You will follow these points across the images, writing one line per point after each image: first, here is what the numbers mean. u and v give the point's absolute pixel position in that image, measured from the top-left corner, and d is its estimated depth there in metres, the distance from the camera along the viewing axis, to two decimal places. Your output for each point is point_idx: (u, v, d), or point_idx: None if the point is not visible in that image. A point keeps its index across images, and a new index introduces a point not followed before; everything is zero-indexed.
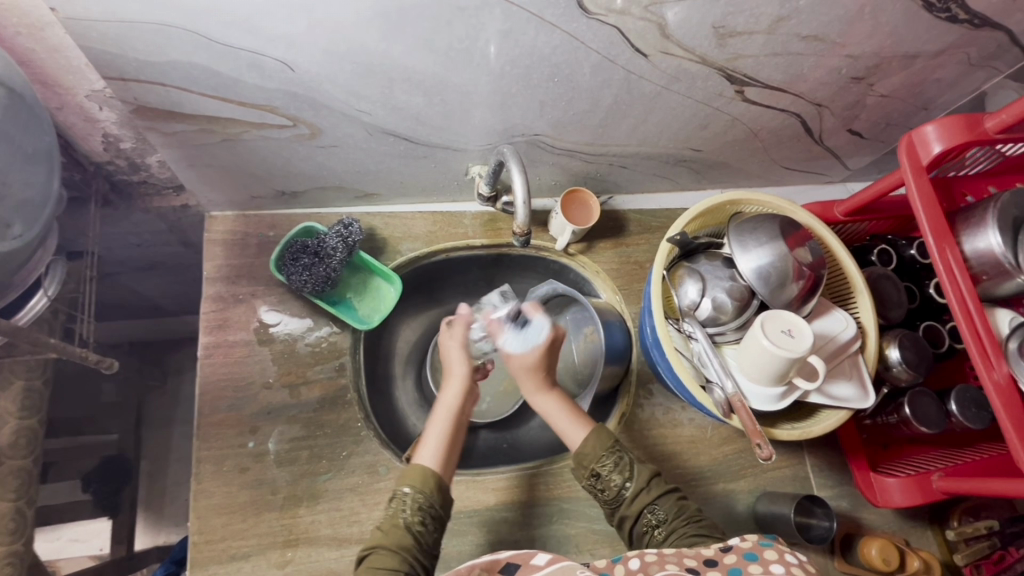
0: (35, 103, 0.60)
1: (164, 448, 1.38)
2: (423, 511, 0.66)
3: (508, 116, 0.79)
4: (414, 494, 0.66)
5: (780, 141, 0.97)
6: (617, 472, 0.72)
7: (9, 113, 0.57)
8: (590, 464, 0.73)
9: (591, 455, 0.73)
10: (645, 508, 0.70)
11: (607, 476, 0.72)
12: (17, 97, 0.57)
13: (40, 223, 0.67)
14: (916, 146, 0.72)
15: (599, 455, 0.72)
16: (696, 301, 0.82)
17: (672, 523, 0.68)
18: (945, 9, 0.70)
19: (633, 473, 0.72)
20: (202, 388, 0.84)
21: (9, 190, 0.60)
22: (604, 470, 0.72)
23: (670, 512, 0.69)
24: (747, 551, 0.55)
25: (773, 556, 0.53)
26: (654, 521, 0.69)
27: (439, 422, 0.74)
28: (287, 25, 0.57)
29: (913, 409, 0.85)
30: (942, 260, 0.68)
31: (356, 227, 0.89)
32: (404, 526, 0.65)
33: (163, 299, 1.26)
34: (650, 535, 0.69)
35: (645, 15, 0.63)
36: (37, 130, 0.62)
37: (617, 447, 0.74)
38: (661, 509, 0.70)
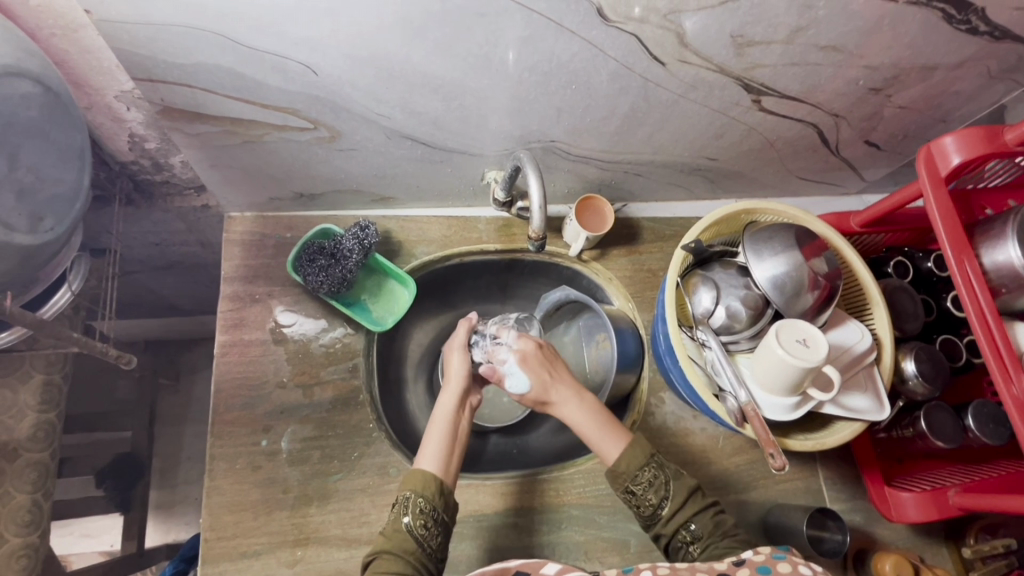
0: (70, 102, 0.62)
1: (176, 447, 1.39)
2: (425, 514, 0.66)
3: (525, 122, 0.80)
4: (417, 497, 0.67)
5: (796, 152, 0.97)
6: (652, 491, 0.70)
7: (44, 111, 0.58)
8: (624, 483, 0.71)
9: (624, 474, 0.71)
10: (681, 525, 0.69)
11: (642, 495, 0.70)
12: (53, 96, 0.59)
13: (70, 219, 0.68)
14: (934, 157, 0.72)
15: (633, 475, 0.71)
16: (710, 309, 0.81)
17: (710, 540, 0.68)
18: (965, 21, 0.70)
19: (669, 491, 0.70)
20: (217, 386, 0.85)
21: (41, 185, 0.61)
22: (638, 490, 0.71)
23: (707, 527, 0.69)
24: (761, 565, 0.55)
25: (787, 569, 0.54)
26: (691, 538, 0.69)
27: (437, 431, 0.73)
28: (310, 28, 0.58)
29: (928, 422, 0.84)
30: (960, 272, 0.68)
31: (372, 230, 0.89)
32: (406, 530, 0.65)
33: (178, 299, 1.27)
34: (686, 549, 0.69)
35: (663, 23, 0.64)
36: (71, 130, 0.63)
37: (651, 465, 0.71)
38: (699, 525, 0.69)
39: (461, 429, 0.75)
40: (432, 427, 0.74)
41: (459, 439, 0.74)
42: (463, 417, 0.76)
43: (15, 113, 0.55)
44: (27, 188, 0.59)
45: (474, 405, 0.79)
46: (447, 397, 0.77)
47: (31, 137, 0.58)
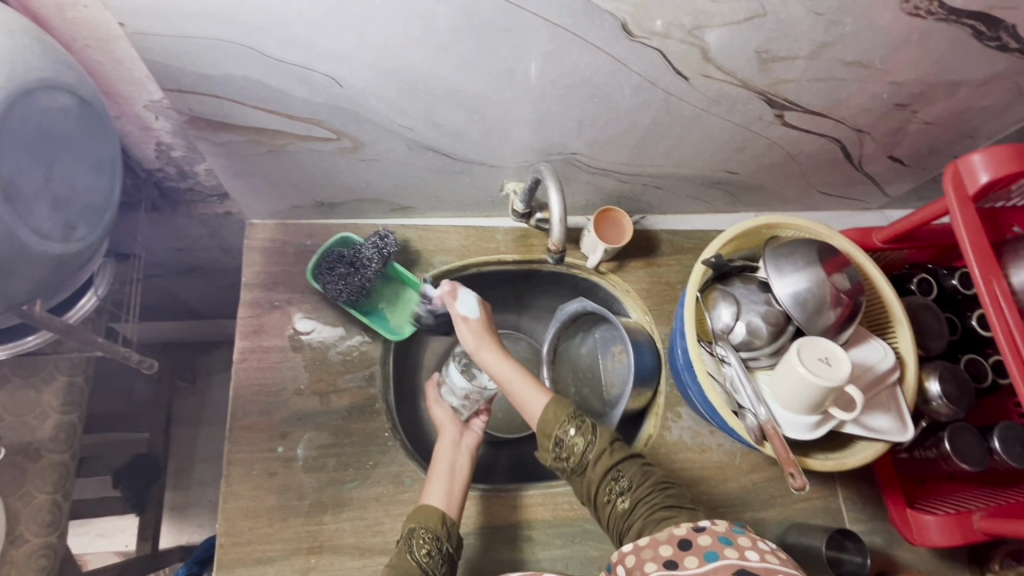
0: (105, 114, 0.63)
1: (191, 448, 1.40)
2: (431, 542, 0.68)
3: (546, 134, 0.80)
4: (422, 529, 0.69)
5: (818, 166, 0.96)
6: (580, 435, 0.72)
7: (80, 123, 0.60)
8: (553, 432, 0.72)
9: (551, 421, 0.73)
10: (610, 474, 0.70)
11: (570, 443, 0.71)
12: (88, 109, 0.60)
13: (103, 227, 0.70)
14: (961, 175, 0.71)
15: (560, 421, 0.72)
16: (730, 324, 0.80)
17: (639, 491, 0.69)
18: (996, 37, 0.69)
19: (596, 436, 0.72)
20: (236, 392, 0.85)
21: (76, 195, 0.62)
22: (567, 437, 0.72)
23: (634, 479, 0.70)
24: (722, 534, 0.55)
25: (747, 542, 0.54)
26: (619, 488, 0.69)
27: (439, 470, 0.77)
28: (338, 42, 0.59)
29: (953, 444, 0.82)
30: (988, 292, 0.67)
31: (392, 239, 0.90)
32: (411, 558, 0.66)
33: (197, 302, 1.28)
34: (614, 502, 0.69)
35: (687, 38, 0.63)
36: (105, 141, 0.64)
37: (578, 413, 0.73)
38: (627, 476, 0.70)
39: (460, 464, 0.79)
40: (433, 467, 0.78)
41: (460, 474, 0.77)
42: (462, 455, 0.80)
43: (51, 126, 0.57)
44: (62, 199, 0.61)
45: (473, 443, 0.83)
46: (445, 441, 0.82)
47: (67, 149, 0.59)
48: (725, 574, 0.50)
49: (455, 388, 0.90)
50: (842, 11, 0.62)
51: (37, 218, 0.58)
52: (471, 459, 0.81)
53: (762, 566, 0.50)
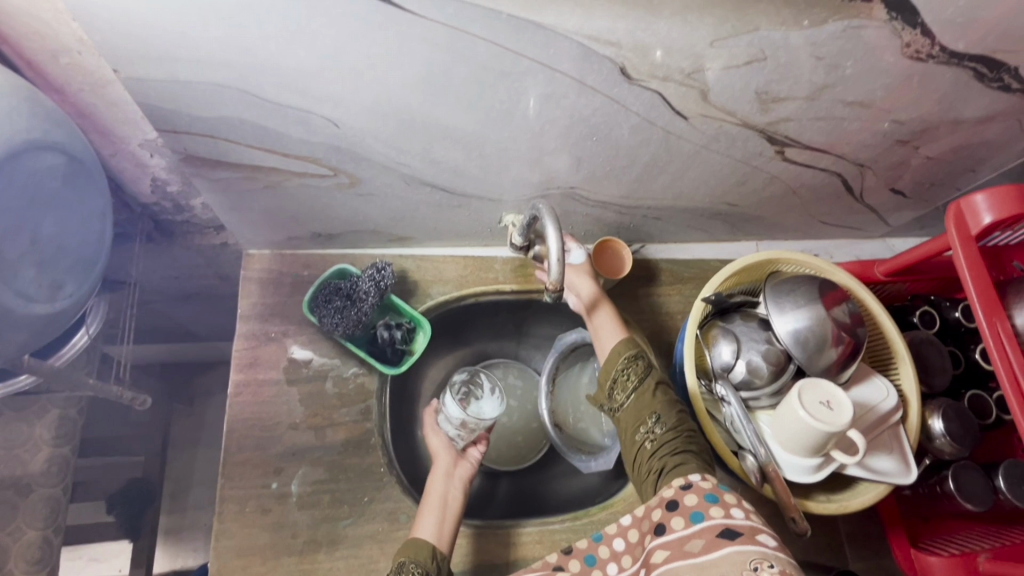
0: (95, 167, 0.63)
1: (187, 472, 1.38)
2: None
3: (544, 170, 0.79)
4: (410, 563, 0.69)
5: (819, 198, 0.95)
6: (633, 375, 0.77)
7: (67, 179, 0.59)
8: (612, 367, 0.78)
9: (614, 357, 0.79)
10: (648, 413, 0.74)
11: (624, 381, 0.77)
12: (77, 164, 0.60)
13: (91, 282, 0.69)
14: (964, 215, 0.71)
15: (620, 360, 0.78)
16: (730, 362, 0.79)
17: (668, 434, 0.71)
18: (998, 79, 0.68)
19: (647, 378, 0.77)
20: (229, 427, 0.84)
21: (65, 249, 0.63)
22: (622, 376, 0.77)
23: (669, 423, 0.72)
24: (707, 492, 0.59)
25: (732, 500, 0.57)
26: (652, 427, 0.73)
27: (432, 499, 0.78)
28: (335, 86, 0.58)
29: (957, 483, 0.81)
30: (991, 333, 0.66)
31: (389, 272, 0.89)
32: None
33: (195, 326, 1.28)
34: (645, 441, 0.73)
35: (687, 81, 0.63)
36: (94, 194, 0.65)
37: (638, 355, 0.78)
38: (662, 420, 0.73)
39: (453, 496, 0.79)
40: (427, 495, 0.79)
41: (452, 505, 0.78)
42: (454, 486, 0.80)
43: (40, 186, 0.56)
44: (48, 259, 0.60)
45: (467, 475, 0.83)
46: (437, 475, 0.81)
47: (57, 207, 0.60)
48: (712, 532, 0.54)
49: (451, 417, 0.84)
50: (842, 55, 0.61)
51: (21, 281, 0.58)
52: (464, 491, 0.81)
53: (747, 524, 0.54)
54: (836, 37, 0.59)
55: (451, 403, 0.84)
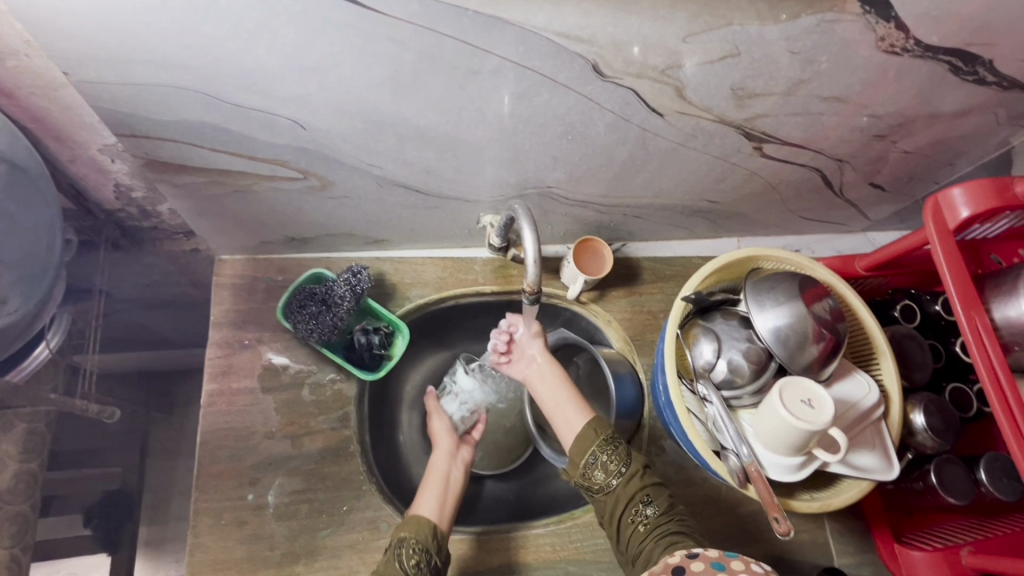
0: (40, 176, 0.62)
1: (167, 482, 1.35)
2: (420, 553, 0.67)
3: (519, 170, 0.78)
4: (411, 539, 0.68)
5: (799, 194, 0.95)
6: (614, 458, 0.73)
7: (7, 190, 0.58)
8: (589, 448, 0.73)
9: (590, 439, 0.74)
10: (637, 497, 0.71)
11: (604, 462, 0.73)
12: (19, 173, 0.59)
13: (41, 292, 0.67)
14: (941, 209, 0.70)
15: (597, 441, 0.74)
16: (711, 362, 0.79)
17: (661, 518, 0.69)
18: (973, 72, 0.68)
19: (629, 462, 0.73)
20: (203, 438, 0.82)
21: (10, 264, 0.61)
22: (603, 456, 0.73)
23: (661, 506, 0.70)
24: (714, 560, 0.54)
25: (739, 565, 0.52)
26: (643, 511, 0.70)
27: (434, 481, 0.78)
28: (299, 86, 0.56)
29: (939, 476, 0.81)
30: (970, 328, 0.65)
31: (365, 276, 0.87)
32: (400, 568, 0.65)
33: (171, 334, 1.25)
34: (636, 526, 0.69)
35: (661, 78, 0.62)
36: (41, 207, 0.63)
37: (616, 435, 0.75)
38: (653, 502, 0.70)
39: (455, 478, 0.80)
40: (427, 478, 0.78)
41: (453, 486, 0.78)
42: (456, 468, 0.81)
43: None
44: None
45: (469, 457, 0.85)
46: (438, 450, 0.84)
47: None
48: None
49: (463, 394, 0.95)
50: (817, 50, 0.61)
51: None
52: (463, 473, 0.82)
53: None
54: (810, 31, 0.58)
55: (463, 380, 0.97)
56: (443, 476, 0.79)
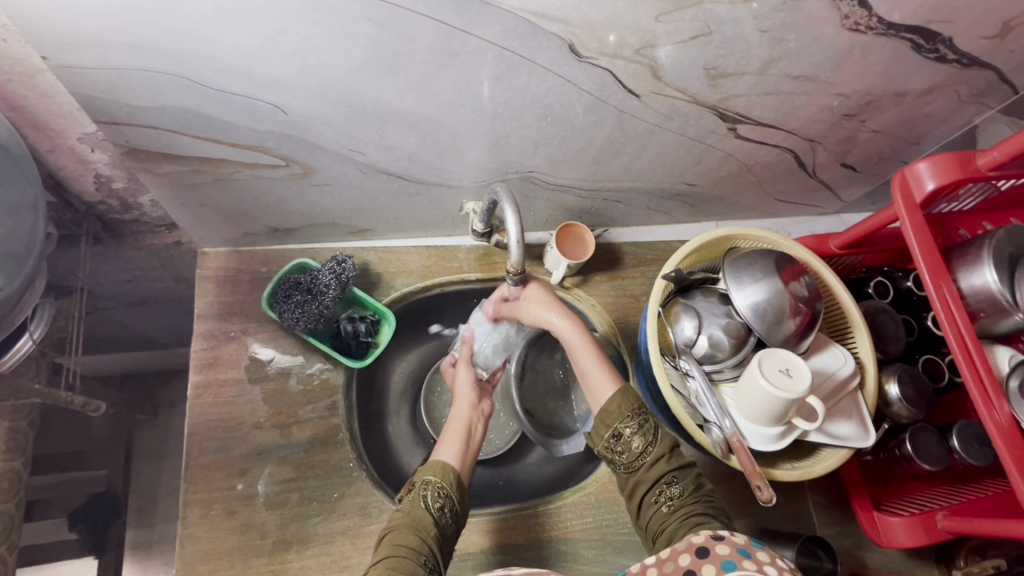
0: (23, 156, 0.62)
1: (153, 485, 1.33)
2: (443, 498, 0.67)
3: (501, 154, 0.79)
4: (435, 482, 0.68)
5: (774, 175, 0.97)
6: (639, 435, 0.71)
7: None
8: (612, 423, 0.72)
9: (614, 414, 0.72)
10: (662, 478, 0.69)
11: (628, 439, 0.71)
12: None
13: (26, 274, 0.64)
14: (908, 183, 0.72)
15: (622, 415, 0.72)
16: (693, 338, 0.81)
17: (686, 499, 0.68)
18: (934, 49, 0.71)
19: (657, 442, 0.71)
20: (190, 429, 0.82)
21: None
22: (626, 432, 0.71)
23: (686, 487, 0.69)
24: (741, 546, 0.52)
25: (765, 557, 0.50)
26: (668, 491, 0.68)
27: (456, 429, 0.76)
28: (279, 69, 0.57)
29: (914, 445, 0.84)
30: (939, 296, 0.67)
31: (349, 264, 0.88)
32: (424, 508, 0.66)
33: (153, 333, 1.23)
34: (659, 506, 0.68)
35: (636, 58, 0.63)
36: (23, 187, 0.62)
37: (642, 411, 0.73)
38: (678, 483, 0.69)
39: (477, 430, 0.78)
40: (450, 425, 0.77)
41: (476, 438, 0.77)
42: (477, 417, 0.80)
43: None
44: None
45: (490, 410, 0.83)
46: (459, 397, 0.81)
47: None
48: None
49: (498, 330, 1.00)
50: (785, 28, 0.63)
51: None
52: (484, 426, 0.80)
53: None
54: (778, 9, 0.60)
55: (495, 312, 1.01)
56: (467, 424, 0.77)
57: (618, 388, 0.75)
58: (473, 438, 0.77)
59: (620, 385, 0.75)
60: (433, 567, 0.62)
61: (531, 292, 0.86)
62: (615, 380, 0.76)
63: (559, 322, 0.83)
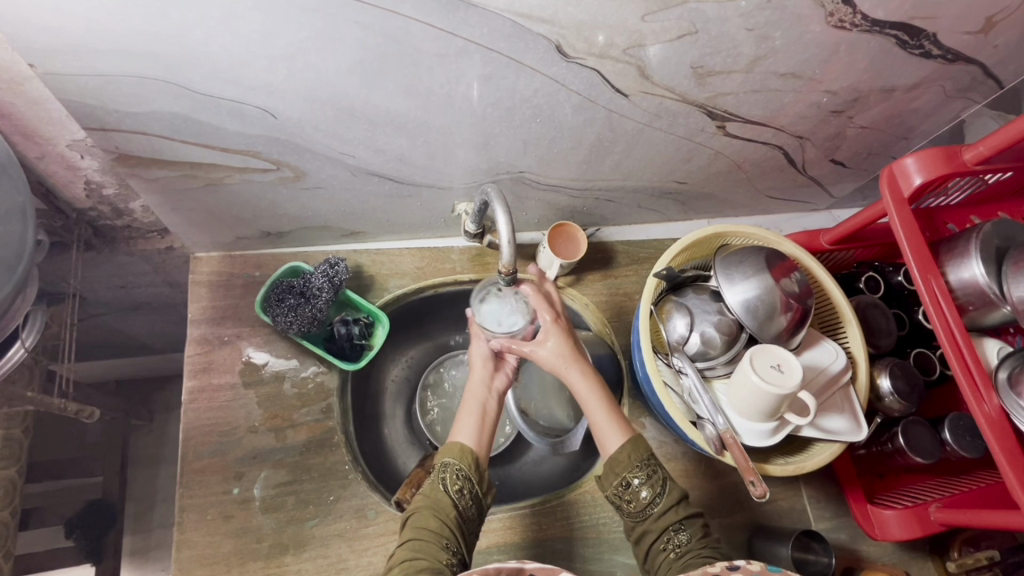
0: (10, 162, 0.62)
1: (149, 491, 1.32)
2: (462, 480, 0.68)
3: (491, 155, 0.79)
4: (453, 464, 0.68)
5: (764, 172, 0.98)
6: (648, 486, 0.70)
7: None
8: (621, 473, 0.71)
9: (623, 464, 0.71)
10: (670, 526, 0.68)
11: (636, 489, 0.70)
12: None
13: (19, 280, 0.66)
14: (896, 178, 0.72)
15: (631, 464, 0.71)
16: (685, 335, 0.81)
17: (694, 544, 0.66)
18: (918, 45, 0.71)
19: (665, 492, 0.70)
20: (185, 435, 0.82)
21: None
22: (634, 481, 0.70)
23: (694, 534, 0.68)
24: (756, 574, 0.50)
25: None
26: (676, 538, 0.67)
27: (472, 411, 0.74)
28: (267, 73, 0.57)
29: (906, 438, 0.84)
30: (928, 290, 0.67)
31: (342, 267, 0.88)
32: (444, 492, 0.66)
33: (148, 338, 1.23)
34: (666, 553, 0.67)
35: (624, 57, 0.64)
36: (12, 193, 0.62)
37: (650, 461, 0.72)
38: (686, 529, 0.68)
39: (491, 409, 0.76)
40: (466, 406, 0.75)
41: (490, 417, 0.75)
42: (490, 397, 0.77)
43: None
44: None
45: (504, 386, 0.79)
46: (478, 359, 0.80)
47: None
48: None
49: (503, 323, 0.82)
50: (771, 26, 0.63)
51: None
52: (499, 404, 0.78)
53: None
54: (763, 8, 0.60)
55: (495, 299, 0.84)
56: (483, 406, 0.75)
57: (629, 440, 0.73)
58: (491, 421, 0.75)
59: (631, 437, 0.73)
60: (456, 551, 0.63)
61: (548, 338, 0.78)
62: (626, 430, 0.74)
63: (574, 376, 0.77)
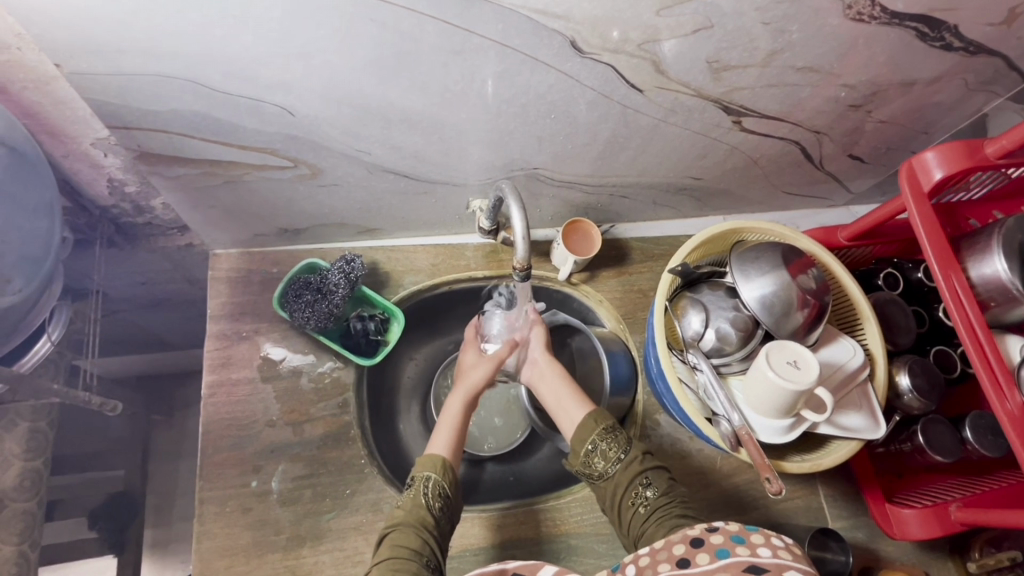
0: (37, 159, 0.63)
1: (169, 485, 1.35)
2: (442, 495, 0.70)
3: (506, 152, 0.79)
4: (435, 479, 0.70)
5: (781, 168, 0.97)
6: (613, 445, 0.73)
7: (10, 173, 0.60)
8: (587, 436, 0.74)
9: (589, 428, 0.75)
10: (637, 479, 0.71)
11: (603, 448, 0.73)
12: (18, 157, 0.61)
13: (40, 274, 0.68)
14: (917, 172, 0.71)
15: (596, 429, 0.74)
16: (700, 331, 0.81)
17: (661, 500, 0.69)
18: (939, 37, 0.70)
19: (630, 448, 0.73)
20: (204, 428, 0.84)
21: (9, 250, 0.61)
22: (602, 444, 0.73)
23: (659, 488, 0.70)
24: (734, 533, 0.54)
25: (760, 539, 0.52)
26: (643, 493, 0.70)
27: (450, 420, 0.78)
28: (284, 71, 0.58)
29: (926, 436, 0.83)
30: (948, 287, 0.66)
31: (358, 263, 0.89)
32: (425, 507, 0.68)
33: (168, 335, 1.25)
34: (636, 508, 0.70)
35: (639, 52, 0.63)
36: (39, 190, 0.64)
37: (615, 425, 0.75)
38: (653, 485, 0.70)
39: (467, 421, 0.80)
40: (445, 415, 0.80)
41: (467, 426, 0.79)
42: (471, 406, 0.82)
43: None
44: None
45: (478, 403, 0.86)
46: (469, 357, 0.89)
47: None
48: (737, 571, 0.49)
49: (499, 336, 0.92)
50: (788, 19, 0.63)
51: None
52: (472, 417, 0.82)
53: (774, 562, 0.49)
54: (779, 1, 0.60)
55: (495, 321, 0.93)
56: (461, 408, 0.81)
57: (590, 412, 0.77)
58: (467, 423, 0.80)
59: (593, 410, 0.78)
60: (435, 565, 0.64)
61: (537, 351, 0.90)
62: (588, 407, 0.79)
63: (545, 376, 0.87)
